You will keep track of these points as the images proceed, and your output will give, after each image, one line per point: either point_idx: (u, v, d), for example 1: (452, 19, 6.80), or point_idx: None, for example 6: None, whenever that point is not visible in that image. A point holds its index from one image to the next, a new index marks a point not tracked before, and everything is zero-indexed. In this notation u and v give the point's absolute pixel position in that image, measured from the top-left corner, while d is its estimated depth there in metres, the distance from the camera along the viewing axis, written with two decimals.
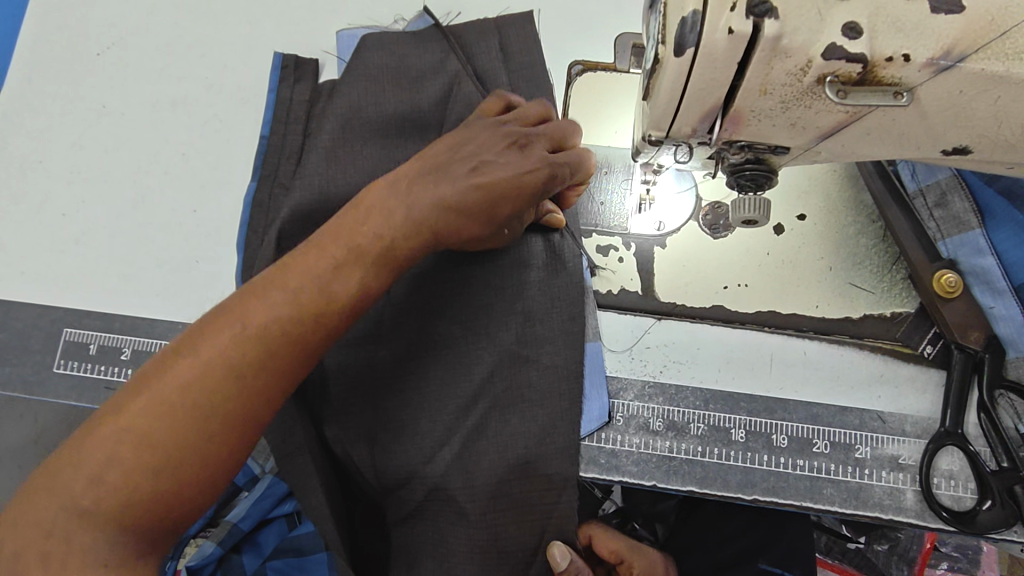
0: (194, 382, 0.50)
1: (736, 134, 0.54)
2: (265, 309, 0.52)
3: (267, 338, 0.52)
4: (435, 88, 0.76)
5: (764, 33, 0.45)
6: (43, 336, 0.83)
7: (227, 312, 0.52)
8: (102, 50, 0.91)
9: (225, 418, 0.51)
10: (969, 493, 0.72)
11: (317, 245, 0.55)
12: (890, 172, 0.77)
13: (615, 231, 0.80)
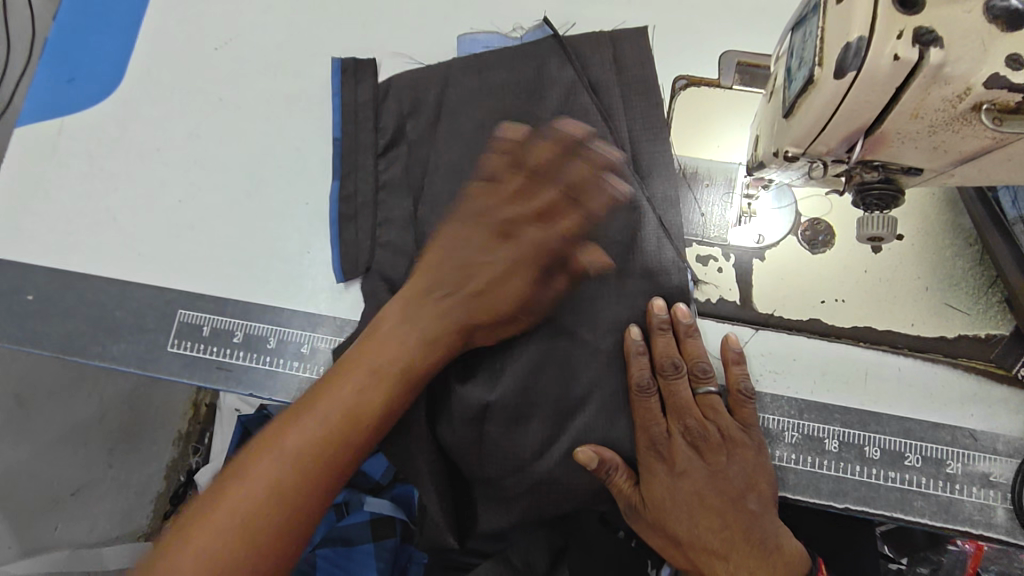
0: (298, 450, 0.65)
1: (874, 154, 0.56)
2: (329, 405, 0.67)
3: (337, 426, 0.66)
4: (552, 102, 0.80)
5: (929, 61, 0.48)
6: (158, 315, 0.87)
7: (293, 413, 0.67)
8: (220, 45, 0.95)
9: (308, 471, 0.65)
10: None
11: (401, 335, 0.70)
12: (991, 198, 0.78)
13: (716, 242, 0.82)
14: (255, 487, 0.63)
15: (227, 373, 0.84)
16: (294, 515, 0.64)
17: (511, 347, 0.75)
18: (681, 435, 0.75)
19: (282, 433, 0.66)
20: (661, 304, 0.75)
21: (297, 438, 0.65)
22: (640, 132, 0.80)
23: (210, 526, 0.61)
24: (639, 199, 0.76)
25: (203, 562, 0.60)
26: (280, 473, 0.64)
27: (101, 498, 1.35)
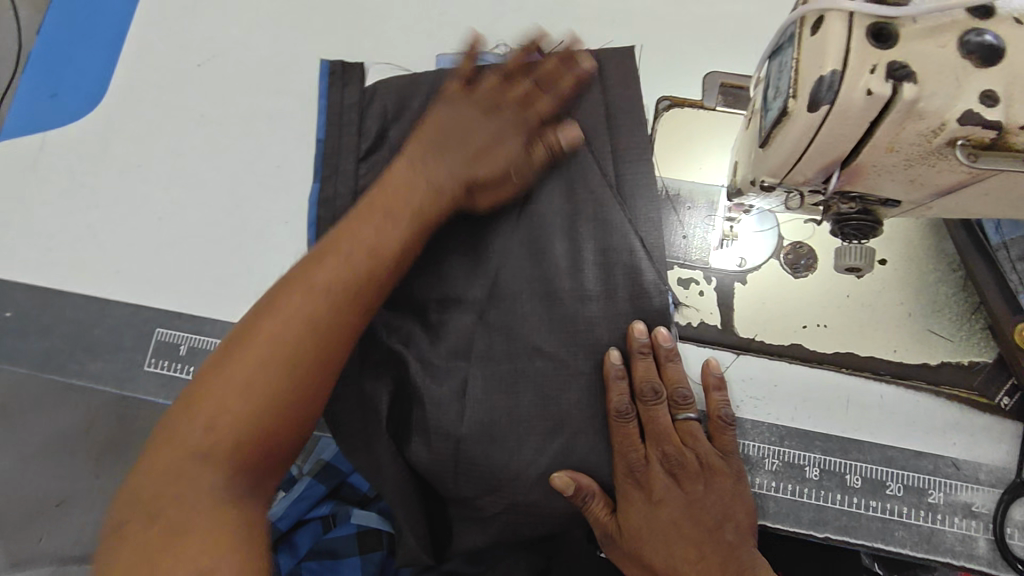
0: (280, 337, 0.62)
1: (851, 185, 0.56)
2: (296, 303, 0.63)
3: (313, 318, 0.63)
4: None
5: (903, 96, 0.47)
6: (136, 334, 0.86)
7: (271, 305, 0.64)
8: (203, 61, 0.94)
9: (306, 331, 0.63)
10: None
11: (336, 248, 0.66)
12: (974, 224, 0.79)
13: (697, 265, 0.81)
14: (200, 412, 0.59)
15: None
16: (246, 430, 0.60)
17: (488, 367, 0.74)
18: (658, 462, 0.75)
19: (224, 355, 0.62)
20: (643, 329, 0.73)
21: (237, 354, 0.61)
22: (625, 151, 0.78)
23: (189, 427, 0.59)
24: (619, 215, 0.75)
25: (185, 453, 0.58)
26: (267, 353, 0.61)
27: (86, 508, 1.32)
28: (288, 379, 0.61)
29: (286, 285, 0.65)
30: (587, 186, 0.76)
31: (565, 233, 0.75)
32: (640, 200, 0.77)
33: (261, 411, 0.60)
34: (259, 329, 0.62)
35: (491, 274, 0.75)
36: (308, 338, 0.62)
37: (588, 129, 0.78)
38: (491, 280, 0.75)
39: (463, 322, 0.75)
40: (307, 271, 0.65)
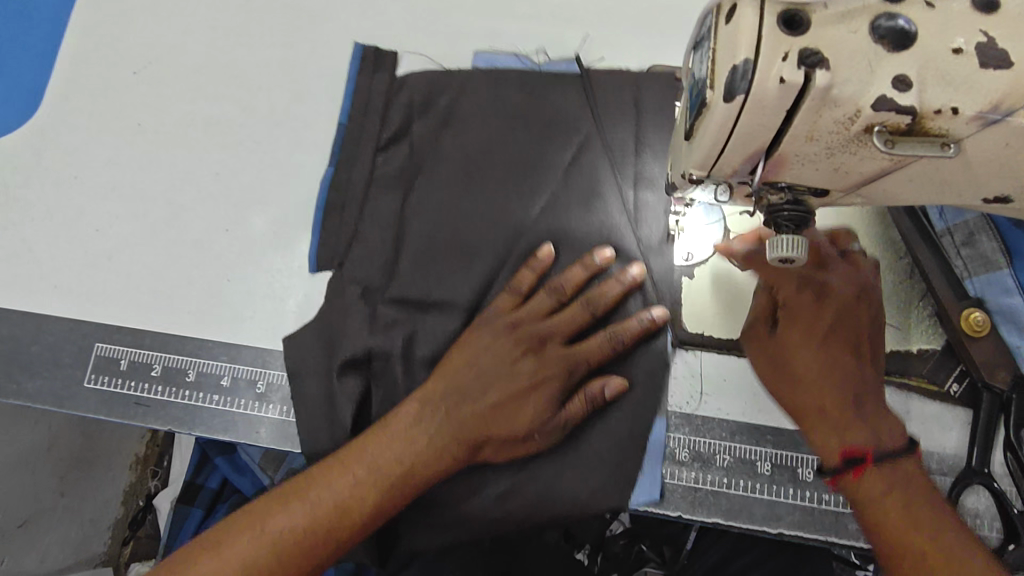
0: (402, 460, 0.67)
1: (778, 176, 0.55)
2: (438, 431, 0.68)
3: (442, 451, 0.68)
4: (565, 142, 0.82)
5: (815, 83, 0.46)
6: (75, 350, 0.83)
7: (402, 428, 0.68)
8: (140, 69, 0.92)
9: (378, 466, 0.66)
10: (995, 533, 0.72)
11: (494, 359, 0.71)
12: (918, 211, 0.79)
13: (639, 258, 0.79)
14: (304, 505, 0.64)
15: (146, 408, 0.81)
16: (334, 543, 0.64)
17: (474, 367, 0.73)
18: None
19: (351, 462, 0.67)
20: (622, 386, 0.73)
21: (357, 467, 0.66)
22: (643, 176, 0.80)
23: (279, 520, 0.63)
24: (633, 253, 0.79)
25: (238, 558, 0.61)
26: (323, 489, 0.65)
27: (52, 528, 1.27)
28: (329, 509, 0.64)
29: (429, 401, 0.70)
30: (601, 209, 0.80)
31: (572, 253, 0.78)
32: (650, 226, 0.79)
33: (298, 524, 0.63)
34: (385, 448, 0.67)
35: (486, 277, 0.78)
36: (429, 463, 0.68)
37: (610, 146, 0.81)
38: (484, 283, 0.78)
39: (451, 323, 0.77)
40: (422, 423, 0.69)
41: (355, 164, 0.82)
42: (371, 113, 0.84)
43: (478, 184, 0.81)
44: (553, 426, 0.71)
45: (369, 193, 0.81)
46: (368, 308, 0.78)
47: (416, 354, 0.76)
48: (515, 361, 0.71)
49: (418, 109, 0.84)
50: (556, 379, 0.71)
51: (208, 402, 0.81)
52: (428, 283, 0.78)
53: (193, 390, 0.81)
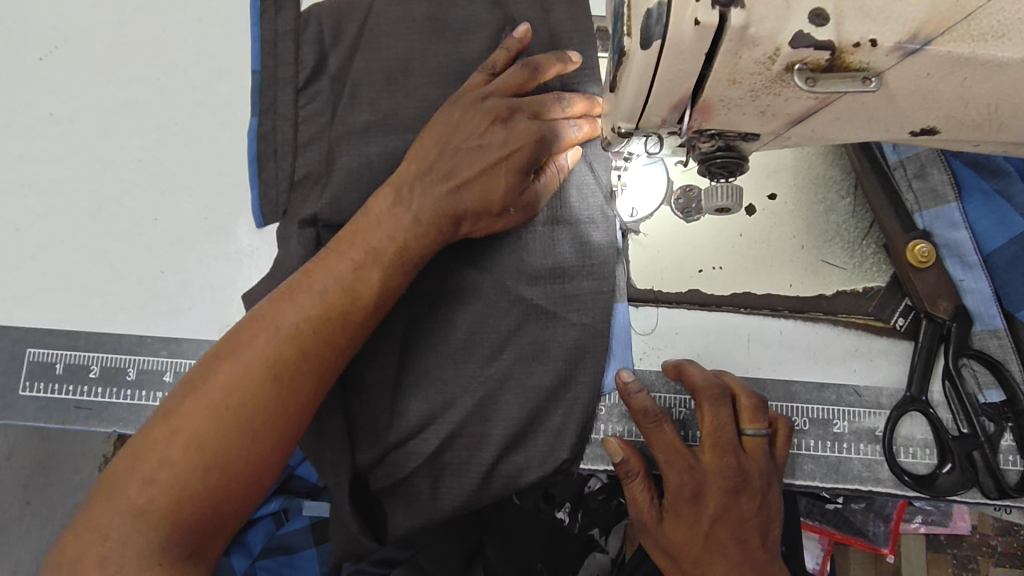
0: (304, 320, 0.61)
1: (706, 123, 0.53)
2: (343, 270, 0.63)
3: (363, 275, 0.63)
4: (479, 43, 0.76)
5: (731, 23, 0.44)
6: (6, 358, 0.80)
7: (297, 288, 0.63)
8: (46, 54, 0.86)
9: (283, 327, 0.61)
10: (927, 460, 0.74)
11: (402, 198, 0.65)
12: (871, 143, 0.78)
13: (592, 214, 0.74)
14: (273, 331, 0.60)
15: (87, 412, 0.79)
16: (289, 402, 0.60)
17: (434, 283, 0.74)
18: (724, 482, 0.68)
19: (327, 263, 0.63)
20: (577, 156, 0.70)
21: (321, 290, 0.62)
22: (572, 75, 0.74)
23: (178, 427, 0.57)
24: (573, 161, 0.74)
25: (148, 484, 0.56)
26: (222, 381, 0.59)
27: (22, 538, 1.24)
28: (238, 398, 0.58)
29: (404, 184, 0.65)
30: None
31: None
32: None
33: (204, 420, 0.57)
34: (357, 234, 0.64)
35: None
36: (370, 294, 0.63)
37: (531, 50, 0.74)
38: None
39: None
40: (401, 202, 0.65)
41: (276, 155, 0.78)
42: (281, 95, 0.78)
43: (412, 95, 0.75)
44: (533, 197, 0.66)
45: (296, 180, 0.76)
46: (310, 232, 0.73)
47: None
48: (483, 131, 0.65)
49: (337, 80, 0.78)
50: (525, 152, 0.63)
51: (152, 400, 0.78)
52: (366, 206, 0.73)
53: (135, 389, 0.79)
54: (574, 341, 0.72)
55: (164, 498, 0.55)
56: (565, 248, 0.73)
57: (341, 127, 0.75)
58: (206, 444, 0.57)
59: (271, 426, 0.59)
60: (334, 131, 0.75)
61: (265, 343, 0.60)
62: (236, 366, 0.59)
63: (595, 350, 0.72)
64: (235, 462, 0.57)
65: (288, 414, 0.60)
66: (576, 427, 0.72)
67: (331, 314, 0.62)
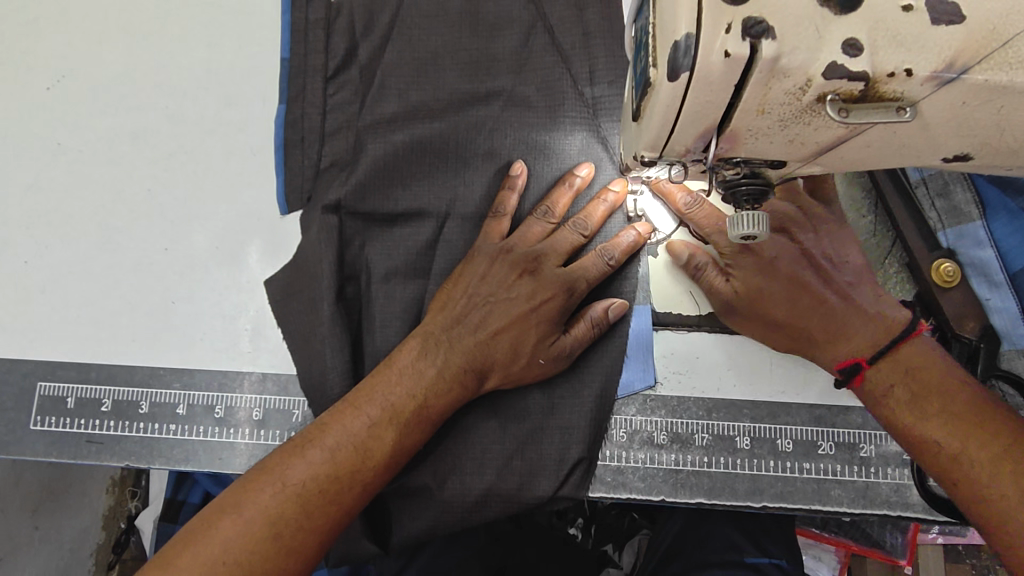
0: (386, 411, 0.65)
1: (732, 151, 0.52)
2: (424, 366, 0.67)
3: (437, 388, 0.67)
4: (511, 39, 0.79)
5: (762, 55, 0.43)
6: (16, 392, 0.79)
7: (382, 377, 0.67)
8: (53, 83, 0.85)
9: (370, 405, 0.65)
10: None
11: (475, 296, 0.70)
12: None
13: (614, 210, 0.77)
14: (361, 418, 0.65)
15: (99, 446, 0.77)
16: (356, 489, 0.63)
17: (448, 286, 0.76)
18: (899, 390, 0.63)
19: (361, 403, 0.66)
20: (625, 308, 0.72)
21: (365, 417, 0.65)
22: (601, 75, 0.77)
23: (261, 492, 0.60)
24: (598, 161, 0.76)
25: (221, 546, 0.58)
26: (311, 450, 0.63)
27: (31, 562, 1.23)
28: (323, 474, 0.62)
29: (431, 337, 0.69)
30: (567, 121, 0.77)
31: (538, 159, 0.77)
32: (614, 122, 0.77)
33: (290, 486, 0.61)
34: (388, 376, 0.67)
35: (454, 189, 0.77)
36: (442, 398, 0.67)
37: (563, 48, 0.78)
38: (452, 193, 0.77)
39: (424, 233, 0.76)
40: (429, 354, 0.68)
41: (304, 143, 0.79)
42: (311, 83, 0.79)
43: (440, 87, 0.78)
44: (558, 351, 0.71)
45: (322, 167, 0.78)
46: (333, 219, 0.75)
47: (391, 269, 0.76)
48: (510, 283, 0.70)
49: (345, 109, 0.78)
50: (557, 300, 0.70)
51: (165, 433, 0.77)
52: (392, 192, 0.76)
53: (148, 421, 0.78)
54: (595, 361, 0.74)
55: (233, 562, 0.58)
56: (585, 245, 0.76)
57: (369, 116, 0.78)
58: (283, 512, 0.60)
59: (346, 506, 0.63)
60: (362, 121, 0.78)
61: (351, 428, 0.64)
62: (325, 440, 0.63)
63: (618, 352, 0.74)
64: (304, 531, 0.60)
65: (323, 542, 0.62)
66: (594, 429, 0.73)
67: (410, 412, 0.66)
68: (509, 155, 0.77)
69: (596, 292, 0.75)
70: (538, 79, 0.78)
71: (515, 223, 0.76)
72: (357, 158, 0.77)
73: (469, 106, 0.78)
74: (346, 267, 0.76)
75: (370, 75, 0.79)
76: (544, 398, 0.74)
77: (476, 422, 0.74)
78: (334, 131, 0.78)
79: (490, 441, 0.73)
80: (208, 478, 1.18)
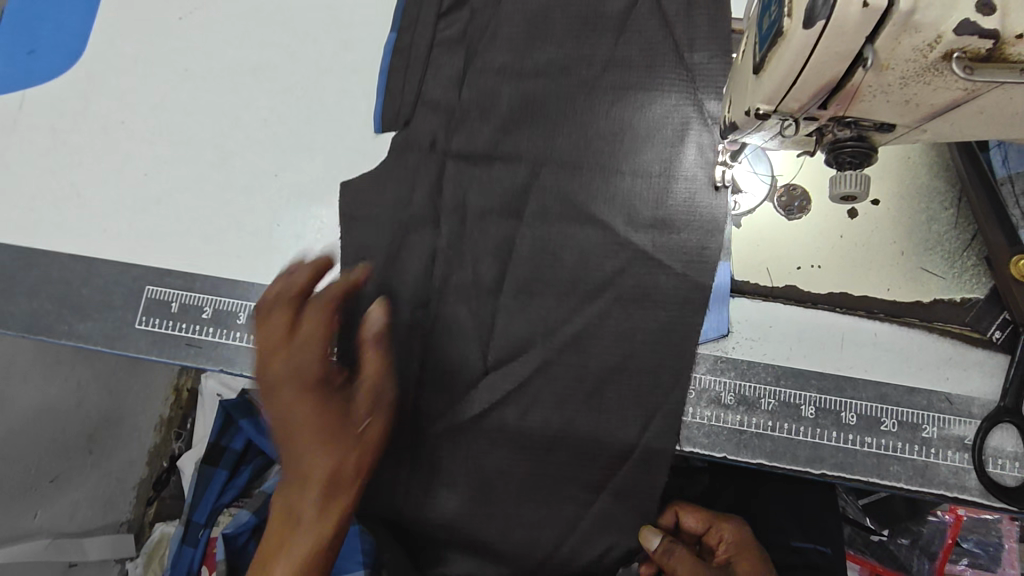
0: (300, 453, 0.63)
1: (847, 110, 0.56)
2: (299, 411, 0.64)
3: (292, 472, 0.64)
4: (618, 2, 0.83)
5: (898, 8, 0.46)
6: (123, 293, 0.85)
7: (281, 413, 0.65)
8: (185, 14, 0.92)
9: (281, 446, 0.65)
10: (1016, 473, 0.75)
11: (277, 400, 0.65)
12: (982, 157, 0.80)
13: (702, 175, 0.79)
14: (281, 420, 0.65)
15: (196, 349, 0.83)
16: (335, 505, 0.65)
17: (535, 231, 0.79)
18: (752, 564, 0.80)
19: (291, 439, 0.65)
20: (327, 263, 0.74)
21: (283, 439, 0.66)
22: (701, 42, 0.81)
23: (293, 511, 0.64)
24: (693, 125, 0.80)
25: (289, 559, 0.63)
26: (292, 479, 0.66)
27: (82, 483, 1.29)
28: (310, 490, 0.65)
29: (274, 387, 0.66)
30: (665, 85, 0.81)
31: (635, 119, 0.81)
32: (713, 91, 0.80)
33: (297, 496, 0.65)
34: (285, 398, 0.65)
35: (552, 140, 0.81)
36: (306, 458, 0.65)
37: (667, 15, 0.82)
38: (548, 143, 0.81)
39: (519, 177, 0.80)
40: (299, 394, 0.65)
41: (412, 82, 0.84)
42: (424, 17, 0.85)
43: (549, 42, 0.83)
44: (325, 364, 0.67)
45: (425, 104, 0.83)
46: (437, 157, 0.82)
47: (486, 207, 0.80)
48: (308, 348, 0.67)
49: (452, 55, 0.84)
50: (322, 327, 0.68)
51: (259, 344, 0.82)
52: (493, 136, 0.81)
53: (244, 331, 0.83)
54: (666, 319, 0.77)
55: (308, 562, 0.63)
56: (673, 198, 0.79)
57: (477, 63, 0.83)
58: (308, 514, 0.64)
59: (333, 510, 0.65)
60: (471, 68, 0.83)
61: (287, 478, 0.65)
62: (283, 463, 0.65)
63: (700, 303, 0.76)
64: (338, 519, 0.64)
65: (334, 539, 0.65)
66: (665, 382, 0.76)
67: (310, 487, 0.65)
68: (608, 113, 0.81)
69: (675, 245, 0.78)
70: (642, 43, 0.82)
71: (607, 172, 0.80)
72: (462, 104, 0.82)
73: (577, 63, 0.82)
74: (442, 204, 0.81)
75: (482, 24, 0.84)
76: (619, 345, 0.77)
77: (555, 358, 0.77)
78: (443, 75, 0.83)
79: (565, 382, 0.77)
80: (249, 423, 1.21)
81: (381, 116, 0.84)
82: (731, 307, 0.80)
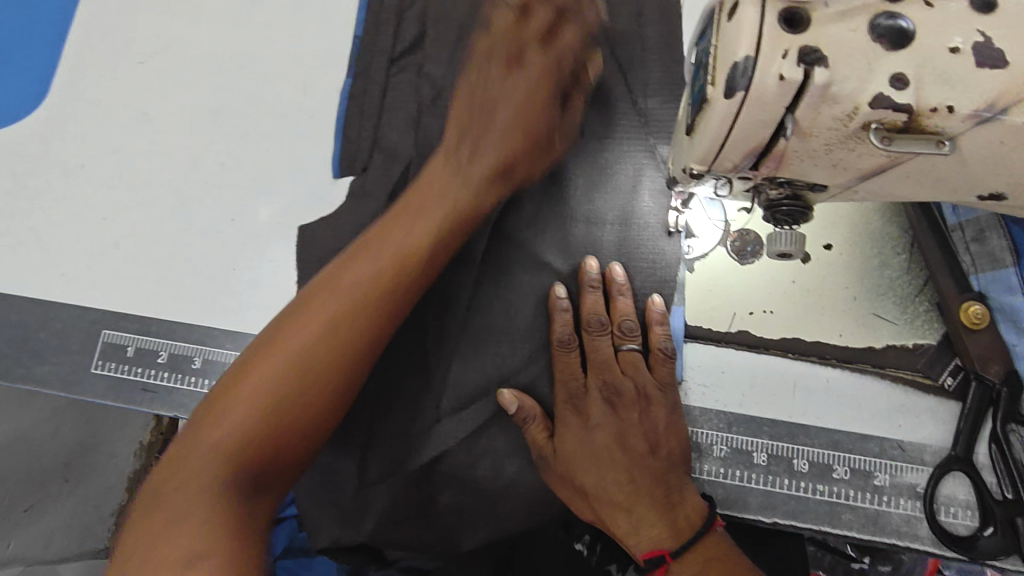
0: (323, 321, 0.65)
1: (777, 171, 0.55)
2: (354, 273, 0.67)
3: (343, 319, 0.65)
4: None
5: (814, 81, 0.47)
6: (80, 337, 0.85)
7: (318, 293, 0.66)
8: (144, 58, 0.93)
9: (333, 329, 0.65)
10: (968, 520, 0.74)
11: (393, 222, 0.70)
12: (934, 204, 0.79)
13: (656, 221, 0.80)
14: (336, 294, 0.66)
15: (152, 394, 0.83)
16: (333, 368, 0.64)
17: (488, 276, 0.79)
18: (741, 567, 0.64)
19: (319, 295, 0.66)
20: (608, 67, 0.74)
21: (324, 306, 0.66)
22: (653, 88, 0.81)
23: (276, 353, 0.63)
24: (647, 170, 0.81)
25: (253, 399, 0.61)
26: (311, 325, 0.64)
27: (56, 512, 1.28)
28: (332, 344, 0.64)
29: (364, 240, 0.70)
30: (618, 131, 0.81)
31: (589, 164, 0.81)
32: (665, 136, 0.81)
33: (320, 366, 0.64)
34: (340, 283, 0.66)
35: None
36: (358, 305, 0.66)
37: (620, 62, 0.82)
38: None
39: None
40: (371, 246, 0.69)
41: (368, 127, 0.84)
42: (376, 62, 0.85)
43: None
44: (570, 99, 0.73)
45: (381, 150, 0.83)
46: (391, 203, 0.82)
47: None
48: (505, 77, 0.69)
49: (407, 100, 0.84)
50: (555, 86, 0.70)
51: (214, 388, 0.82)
52: None
53: (199, 375, 0.83)
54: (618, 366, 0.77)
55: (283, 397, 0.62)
56: (629, 243, 0.80)
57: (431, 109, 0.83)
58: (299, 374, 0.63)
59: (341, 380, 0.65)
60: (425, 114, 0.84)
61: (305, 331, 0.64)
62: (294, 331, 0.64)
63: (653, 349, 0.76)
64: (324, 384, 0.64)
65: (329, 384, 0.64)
66: None
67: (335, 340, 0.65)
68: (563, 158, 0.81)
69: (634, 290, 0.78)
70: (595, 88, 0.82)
71: (561, 217, 0.80)
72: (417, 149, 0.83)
73: None
74: None
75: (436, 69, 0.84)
76: None
77: None
78: (399, 120, 0.84)
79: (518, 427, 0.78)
80: None
81: (338, 160, 0.85)
82: (684, 353, 0.80)
